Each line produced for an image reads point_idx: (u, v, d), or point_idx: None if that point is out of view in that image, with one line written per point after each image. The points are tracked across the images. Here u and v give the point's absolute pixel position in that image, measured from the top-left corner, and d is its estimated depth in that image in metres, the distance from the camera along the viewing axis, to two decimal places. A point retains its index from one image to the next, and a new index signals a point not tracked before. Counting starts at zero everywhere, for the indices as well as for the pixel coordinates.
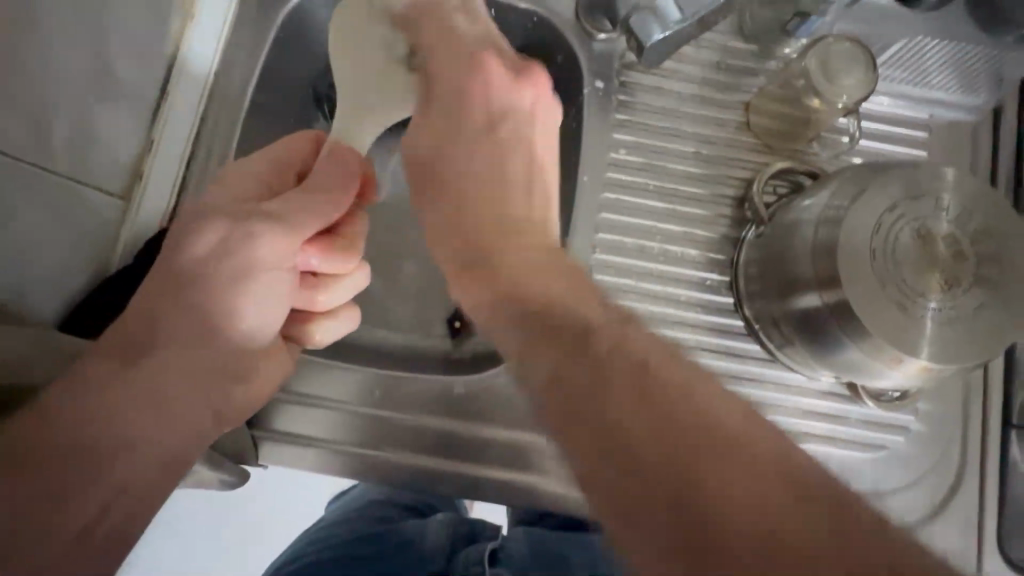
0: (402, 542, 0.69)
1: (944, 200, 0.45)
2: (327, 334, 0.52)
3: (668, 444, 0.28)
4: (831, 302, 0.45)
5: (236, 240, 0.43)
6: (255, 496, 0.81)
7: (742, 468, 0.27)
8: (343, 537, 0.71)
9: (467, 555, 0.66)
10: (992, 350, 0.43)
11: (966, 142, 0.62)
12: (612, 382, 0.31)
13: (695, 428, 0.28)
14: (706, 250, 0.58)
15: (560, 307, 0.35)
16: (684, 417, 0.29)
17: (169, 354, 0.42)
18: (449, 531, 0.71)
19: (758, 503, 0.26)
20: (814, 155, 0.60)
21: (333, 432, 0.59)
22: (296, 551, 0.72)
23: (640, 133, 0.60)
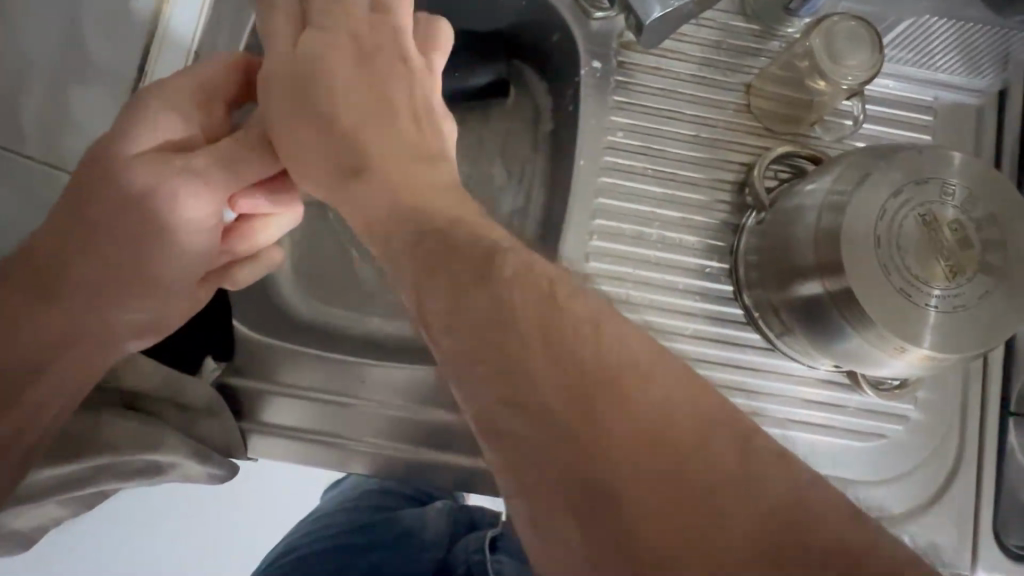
0: (401, 530, 0.68)
1: (951, 185, 0.44)
2: (247, 278, 0.55)
3: (624, 533, 0.24)
4: (832, 290, 0.44)
5: (166, 196, 0.45)
6: (242, 488, 0.81)
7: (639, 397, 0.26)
8: (342, 526, 0.71)
9: (467, 544, 0.66)
10: (996, 338, 0.43)
11: (970, 126, 0.60)
12: (598, 384, 0.26)
13: (661, 513, 0.24)
14: (705, 238, 0.57)
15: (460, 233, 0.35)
16: (653, 486, 0.24)
17: (92, 284, 0.45)
18: (449, 518, 0.71)
19: (659, 430, 0.25)
20: (816, 139, 0.58)
21: (323, 425, 0.58)
22: (291, 543, 0.72)
23: (638, 115, 0.58)
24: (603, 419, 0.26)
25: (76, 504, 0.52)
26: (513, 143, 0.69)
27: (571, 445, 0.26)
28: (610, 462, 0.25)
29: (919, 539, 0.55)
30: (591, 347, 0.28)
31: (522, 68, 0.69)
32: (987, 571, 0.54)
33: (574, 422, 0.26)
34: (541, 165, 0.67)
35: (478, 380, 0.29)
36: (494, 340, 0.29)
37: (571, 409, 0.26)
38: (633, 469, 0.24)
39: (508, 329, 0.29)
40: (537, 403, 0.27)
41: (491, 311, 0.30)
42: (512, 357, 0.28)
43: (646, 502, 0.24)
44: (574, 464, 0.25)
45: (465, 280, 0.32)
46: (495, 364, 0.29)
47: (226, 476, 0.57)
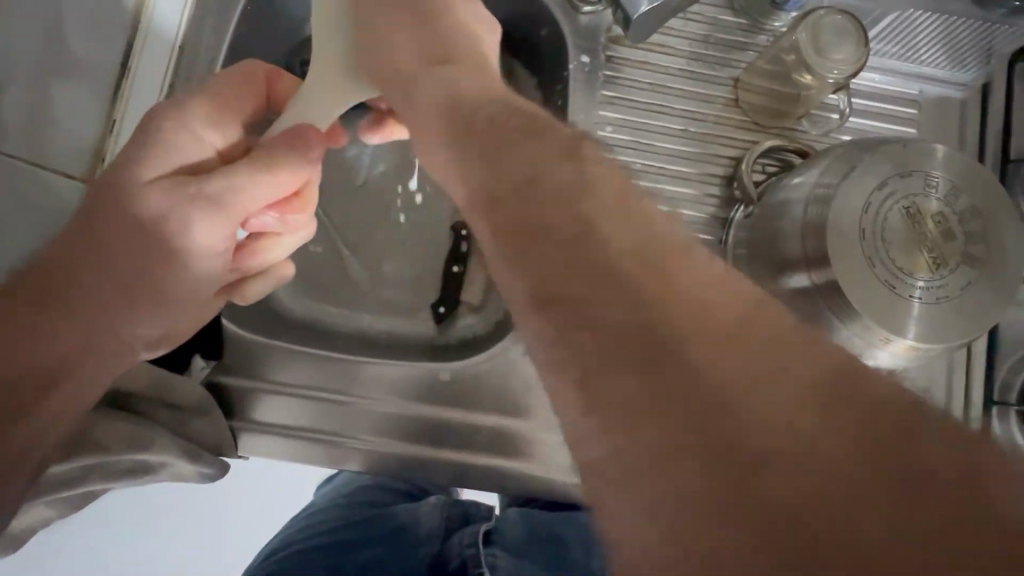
0: (396, 527, 0.68)
1: (934, 178, 0.44)
2: (259, 292, 0.56)
3: (691, 378, 0.24)
4: (818, 282, 0.45)
5: (178, 220, 0.46)
6: (235, 487, 0.80)
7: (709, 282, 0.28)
8: (336, 522, 0.71)
9: (462, 537, 0.66)
10: (977, 329, 0.43)
11: (954, 120, 0.61)
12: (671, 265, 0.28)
13: (729, 361, 0.25)
14: (694, 232, 0.57)
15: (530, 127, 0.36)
16: (720, 339, 0.25)
17: (103, 298, 0.46)
18: (444, 512, 0.71)
19: (730, 308, 0.26)
20: (803, 133, 0.59)
21: (316, 423, 0.58)
22: (286, 539, 0.72)
23: (627, 110, 0.59)
24: (671, 281, 0.27)
25: (66, 506, 0.52)
26: None
27: (638, 302, 0.26)
28: (678, 318, 0.26)
29: None
30: (660, 231, 0.30)
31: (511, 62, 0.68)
32: None
33: (644, 284, 0.27)
34: None
35: (536, 255, 0.30)
36: (560, 219, 0.30)
37: (641, 272, 0.27)
38: (700, 324, 0.26)
39: (574, 210, 0.30)
40: (604, 270, 0.28)
41: (556, 196, 0.31)
42: (577, 232, 0.30)
43: (715, 353, 0.25)
44: (642, 318, 0.26)
45: (532, 168, 0.32)
46: (566, 240, 0.29)
47: (217, 475, 0.56)
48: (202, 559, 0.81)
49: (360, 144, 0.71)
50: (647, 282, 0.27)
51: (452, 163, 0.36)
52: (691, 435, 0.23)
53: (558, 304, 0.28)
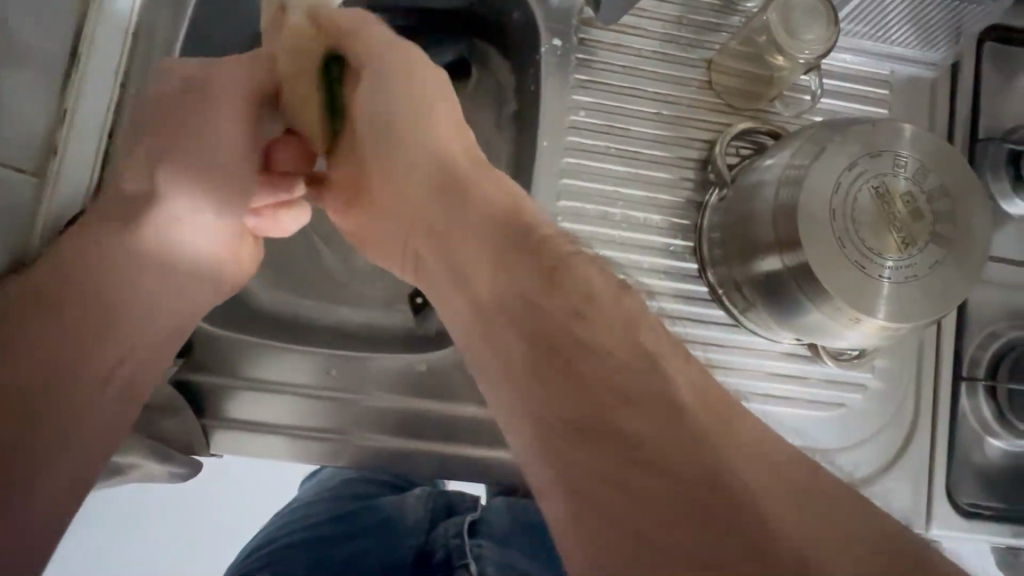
0: (380, 519, 0.68)
1: (902, 157, 0.44)
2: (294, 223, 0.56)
3: (745, 510, 0.26)
4: (791, 265, 0.45)
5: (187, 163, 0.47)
6: (224, 486, 0.80)
7: (748, 437, 0.30)
8: (322, 517, 0.70)
9: (445, 529, 0.66)
10: (945, 306, 0.44)
11: (924, 99, 0.62)
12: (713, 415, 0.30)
13: (776, 494, 0.27)
14: (669, 216, 0.57)
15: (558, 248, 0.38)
16: (765, 475, 0.28)
17: (133, 253, 0.45)
18: (427, 504, 0.70)
19: (770, 467, 0.29)
20: (775, 115, 0.59)
21: (293, 418, 0.57)
22: (271, 535, 0.71)
23: (601, 94, 0.58)
24: (714, 421, 0.30)
25: None
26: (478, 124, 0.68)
27: (690, 437, 0.29)
28: (726, 452, 0.28)
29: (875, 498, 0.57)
30: (693, 377, 0.32)
31: (483, 46, 0.67)
32: (941, 528, 0.57)
33: (695, 421, 0.29)
34: (506, 145, 0.66)
35: (584, 389, 0.31)
36: (598, 347, 0.33)
37: (693, 411, 0.30)
38: (747, 461, 0.28)
39: (626, 350, 0.33)
40: (653, 404, 0.30)
41: (605, 329, 0.34)
42: (629, 370, 0.31)
43: (763, 488, 0.27)
44: (694, 452, 0.28)
45: (572, 306, 0.35)
46: (606, 369, 0.32)
47: (189, 473, 0.55)
48: (188, 559, 0.80)
49: None
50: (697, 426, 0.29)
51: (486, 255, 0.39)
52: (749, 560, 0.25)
53: (608, 433, 0.30)
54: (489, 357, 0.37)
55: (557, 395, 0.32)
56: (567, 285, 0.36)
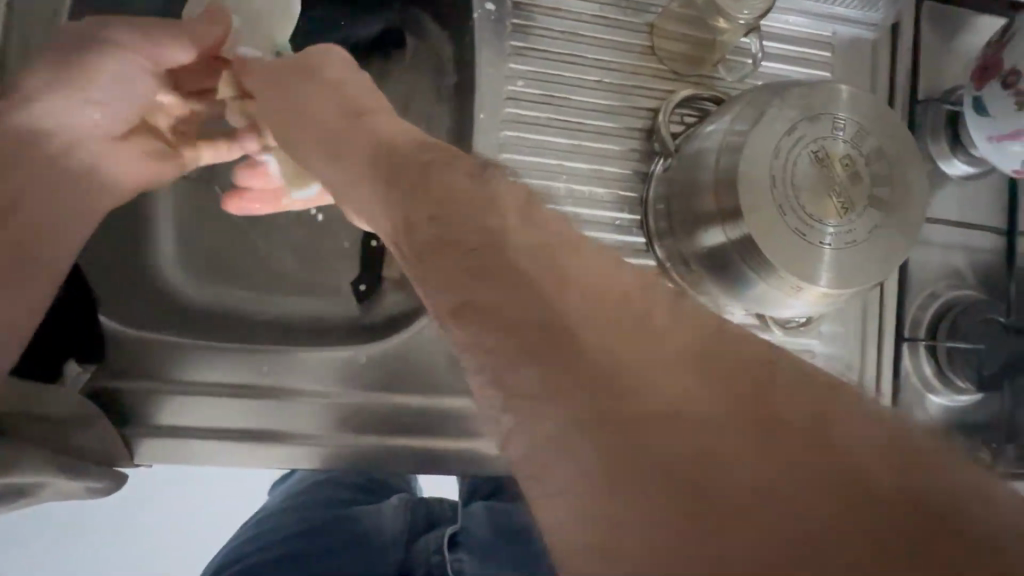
0: (358, 533, 0.67)
1: (840, 119, 0.43)
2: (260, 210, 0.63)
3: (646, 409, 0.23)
4: (734, 237, 0.44)
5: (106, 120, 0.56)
6: (179, 494, 0.82)
7: (653, 341, 0.25)
8: (293, 529, 0.69)
9: (428, 542, 0.67)
10: (885, 271, 0.43)
11: (867, 61, 0.61)
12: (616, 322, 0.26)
13: (684, 385, 0.23)
14: (615, 189, 0.55)
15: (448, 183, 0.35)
16: (670, 367, 0.24)
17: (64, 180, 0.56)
18: (406, 513, 0.70)
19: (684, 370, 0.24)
20: (720, 80, 0.57)
21: (228, 420, 0.53)
22: (237, 553, 0.68)
23: (539, 62, 0.55)
24: (613, 317, 0.26)
25: None
26: (419, 100, 0.65)
27: (580, 345, 0.25)
28: (623, 350, 0.24)
29: None
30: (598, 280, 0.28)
31: (418, 15, 0.63)
32: None
33: (584, 326, 0.25)
34: (447, 121, 0.63)
35: (478, 316, 0.28)
36: (495, 268, 0.29)
37: (585, 317, 0.26)
38: (646, 356, 0.24)
39: (513, 264, 0.29)
40: (540, 319, 0.26)
41: (497, 247, 0.30)
42: (517, 281, 0.28)
43: (664, 384, 0.23)
44: (583, 365, 0.24)
45: (464, 233, 0.31)
46: (498, 291, 0.28)
47: (110, 487, 0.51)
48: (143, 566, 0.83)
49: None
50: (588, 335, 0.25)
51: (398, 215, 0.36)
52: (653, 463, 0.22)
53: (500, 351, 0.26)
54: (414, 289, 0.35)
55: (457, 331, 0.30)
56: (465, 218, 0.32)
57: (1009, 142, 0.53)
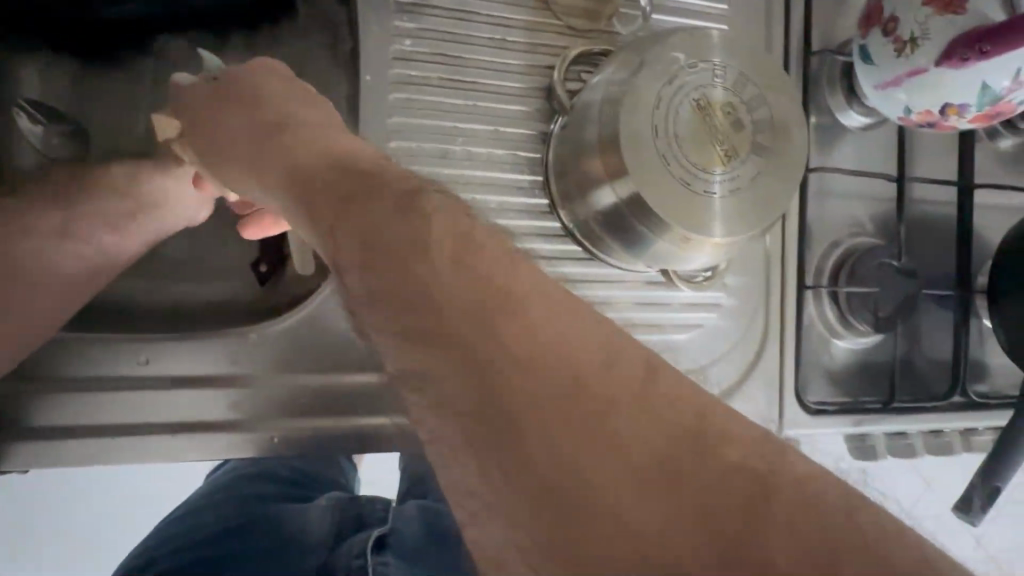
0: (279, 538, 0.64)
1: (719, 66, 0.43)
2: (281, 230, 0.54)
3: (506, 394, 0.24)
4: (625, 197, 0.43)
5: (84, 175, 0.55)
6: (110, 494, 0.80)
7: (575, 384, 0.25)
8: (214, 528, 0.66)
9: (350, 546, 0.63)
10: (771, 219, 0.44)
11: (761, 13, 0.62)
12: (539, 357, 0.25)
13: (584, 415, 0.24)
14: (514, 150, 0.53)
15: (378, 189, 0.33)
16: (547, 389, 0.24)
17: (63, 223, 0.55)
18: (334, 514, 0.69)
19: (602, 417, 0.24)
20: (617, 35, 0.56)
21: (113, 417, 0.50)
22: (148, 557, 0.65)
23: (426, 19, 0.52)
24: (506, 334, 0.26)
25: None
26: (312, 68, 0.61)
27: (466, 358, 0.26)
28: (507, 366, 0.25)
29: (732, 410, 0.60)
30: (527, 306, 0.27)
31: None
32: (792, 429, 0.61)
33: (472, 340, 0.26)
34: (342, 89, 0.60)
35: (384, 314, 0.29)
36: (417, 285, 0.28)
37: (475, 330, 0.26)
38: (532, 371, 0.25)
39: (421, 266, 0.29)
40: (436, 327, 0.27)
41: (406, 243, 0.30)
42: (417, 287, 0.28)
43: (540, 405, 0.24)
44: (493, 397, 0.25)
45: (372, 228, 0.31)
46: (421, 313, 0.28)
47: None
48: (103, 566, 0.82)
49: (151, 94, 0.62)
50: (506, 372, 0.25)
51: (298, 206, 0.36)
52: (513, 476, 0.24)
53: (398, 347, 0.28)
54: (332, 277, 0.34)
55: (379, 335, 0.29)
56: (384, 216, 0.31)
57: (893, 89, 0.54)
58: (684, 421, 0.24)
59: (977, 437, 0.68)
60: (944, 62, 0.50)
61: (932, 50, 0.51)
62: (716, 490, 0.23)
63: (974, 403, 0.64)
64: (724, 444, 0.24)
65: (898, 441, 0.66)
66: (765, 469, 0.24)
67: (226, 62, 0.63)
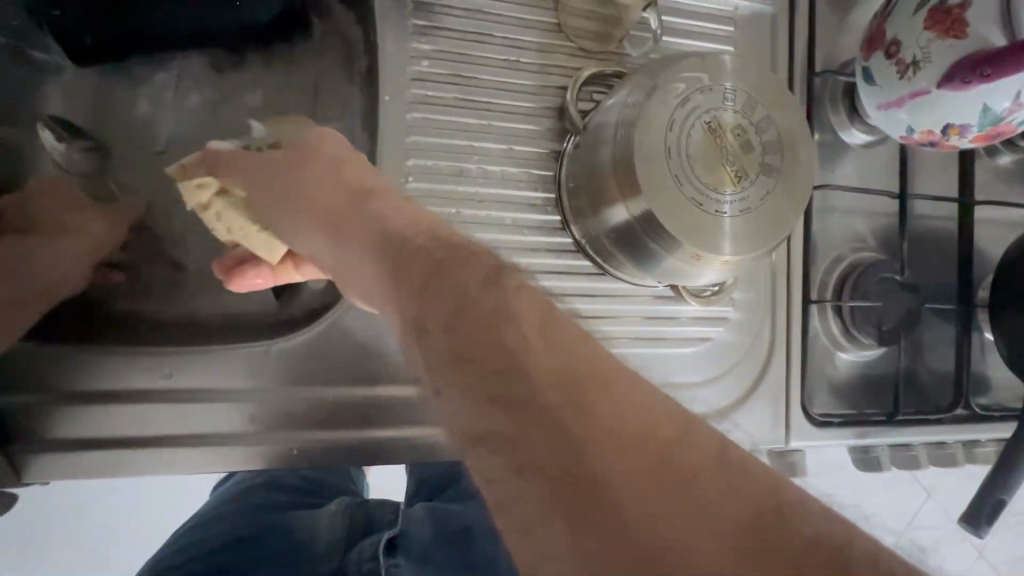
0: (290, 543, 0.65)
1: (730, 89, 0.45)
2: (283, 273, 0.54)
3: (591, 460, 0.26)
4: (637, 215, 0.45)
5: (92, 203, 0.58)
6: (118, 502, 0.80)
7: (657, 455, 0.26)
8: (221, 536, 0.67)
9: (361, 550, 0.64)
10: (780, 237, 0.45)
11: (767, 34, 0.63)
12: (623, 426, 0.27)
13: (664, 484, 0.25)
14: (528, 167, 0.55)
15: (455, 258, 0.36)
16: (640, 461, 0.26)
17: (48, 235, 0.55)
18: (342, 518, 0.69)
19: (686, 493, 0.25)
20: (627, 57, 0.58)
21: (130, 429, 0.51)
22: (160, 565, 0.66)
23: (443, 41, 0.54)
24: (597, 407, 0.27)
25: None
26: (327, 85, 0.63)
27: (548, 420, 0.27)
28: (599, 437, 0.26)
29: (740, 421, 0.61)
30: (608, 379, 0.29)
31: None
32: (798, 441, 0.61)
33: (562, 409, 0.28)
34: (357, 105, 0.61)
35: (462, 372, 0.31)
36: (498, 351, 0.30)
37: (560, 396, 0.28)
38: (615, 438, 0.26)
39: (502, 332, 0.31)
40: (518, 391, 0.29)
41: (487, 310, 0.32)
42: (506, 354, 0.30)
43: (623, 470, 0.25)
44: (577, 462, 0.26)
45: (454, 293, 0.33)
46: (503, 379, 0.29)
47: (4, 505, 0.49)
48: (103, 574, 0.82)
49: (169, 110, 0.63)
50: (589, 438, 0.26)
51: (372, 267, 0.39)
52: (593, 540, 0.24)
53: (481, 404, 0.30)
54: (406, 341, 0.36)
55: (454, 396, 0.31)
56: (461, 282, 0.34)
57: (895, 109, 0.56)
58: (761, 498, 0.26)
59: (981, 449, 0.68)
60: (945, 84, 0.52)
61: (934, 73, 0.52)
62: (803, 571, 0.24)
63: (977, 415, 0.65)
64: (796, 520, 0.25)
65: (903, 452, 0.66)
66: (836, 548, 0.24)
67: (244, 79, 0.64)
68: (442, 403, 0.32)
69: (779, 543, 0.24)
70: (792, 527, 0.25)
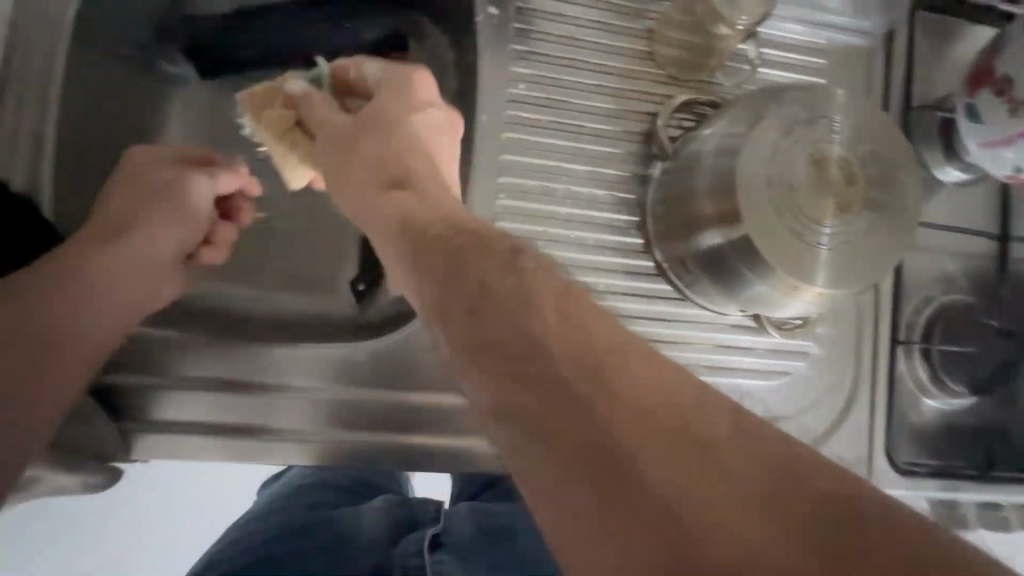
0: (336, 534, 0.66)
1: (836, 123, 0.45)
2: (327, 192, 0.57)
3: (610, 436, 0.26)
4: (732, 240, 0.44)
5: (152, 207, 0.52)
6: (167, 497, 0.79)
7: (673, 425, 0.26)
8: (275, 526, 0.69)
9: (407, 544, 0.64)
10: (880, 274, 0.44)
11: (861, 67, 0.62)
12: (638, 400, 0.27)
13: (685, 452, 0.25)
14: (614, 190, 0.55)
15: (477, 245, 0.37)
16: (657, 432, 0.26)
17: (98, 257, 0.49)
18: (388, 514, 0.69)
19: (708, 460, 0.25)
20: (717, 86, 0.58)
21: (226, 415, 0.54)
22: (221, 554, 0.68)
23: (540, 66, 0.56)
24: (605, 376, 0.28)
25: None
26: None
27: (566, 398, 0.28)
28: (614, 409, 0.27)
29: None
30: (619, 355, 0.29)
31: (420, 20, 0.64)
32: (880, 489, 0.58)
33: (578, 384, 0.28)
34: None
35: (490, 359, 0.31)
36: (520, 334, 0.31)
37: (576, 373, 0.28)
38: (632, 412, 0.27)
39: (521, 316, 0.32)
40: (537, 371, 0.29)
41: (510, 294, 0.33)
42: (522, 335, 0.31)
43: (642, 441, 0.26)
44: (599, 438, 0.26)
45: (480, 282, 0.34)
46: (523, 361, 0.30)
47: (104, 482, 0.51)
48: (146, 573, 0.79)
49: None
50: (608, 413, 0.27)
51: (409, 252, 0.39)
52: (626, 516, 0.24)
53: (506, 386, 0.30)
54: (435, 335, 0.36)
55: (481, 384, 0.31)
56: (485, 268, 0.35)
57: (1003, 148, 0.54)
58: (780, 459, 0.26)
59: None
60: None
61: None
62: (840, 505, 0.24)
63: None
64: (821, 482, 0.25)
65: (992, 512, 0.62)
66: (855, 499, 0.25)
67: None
68: (470, 391, 0.33)
69: (802, 505, 0.24)
70: (810, 485, 0.25)
